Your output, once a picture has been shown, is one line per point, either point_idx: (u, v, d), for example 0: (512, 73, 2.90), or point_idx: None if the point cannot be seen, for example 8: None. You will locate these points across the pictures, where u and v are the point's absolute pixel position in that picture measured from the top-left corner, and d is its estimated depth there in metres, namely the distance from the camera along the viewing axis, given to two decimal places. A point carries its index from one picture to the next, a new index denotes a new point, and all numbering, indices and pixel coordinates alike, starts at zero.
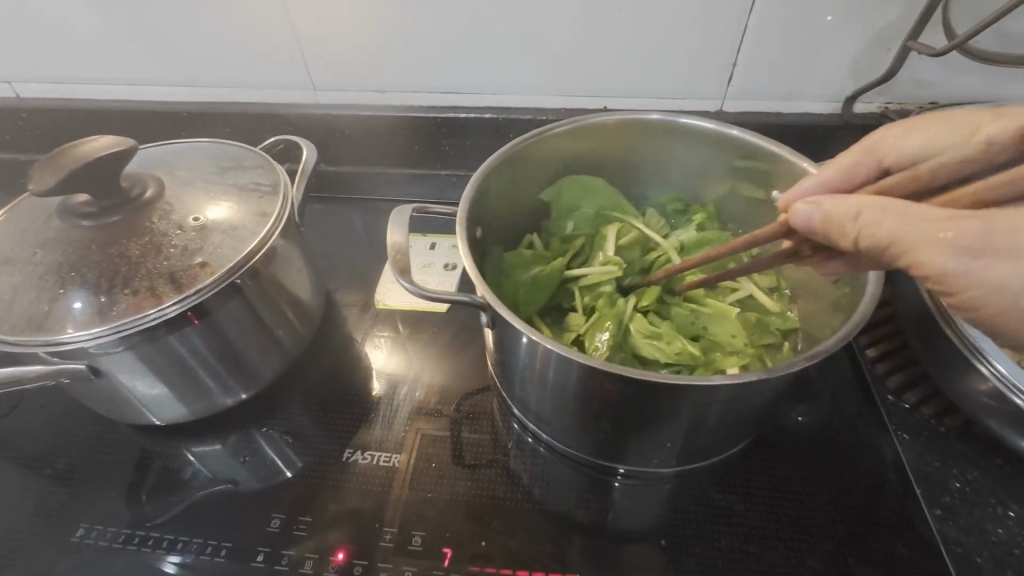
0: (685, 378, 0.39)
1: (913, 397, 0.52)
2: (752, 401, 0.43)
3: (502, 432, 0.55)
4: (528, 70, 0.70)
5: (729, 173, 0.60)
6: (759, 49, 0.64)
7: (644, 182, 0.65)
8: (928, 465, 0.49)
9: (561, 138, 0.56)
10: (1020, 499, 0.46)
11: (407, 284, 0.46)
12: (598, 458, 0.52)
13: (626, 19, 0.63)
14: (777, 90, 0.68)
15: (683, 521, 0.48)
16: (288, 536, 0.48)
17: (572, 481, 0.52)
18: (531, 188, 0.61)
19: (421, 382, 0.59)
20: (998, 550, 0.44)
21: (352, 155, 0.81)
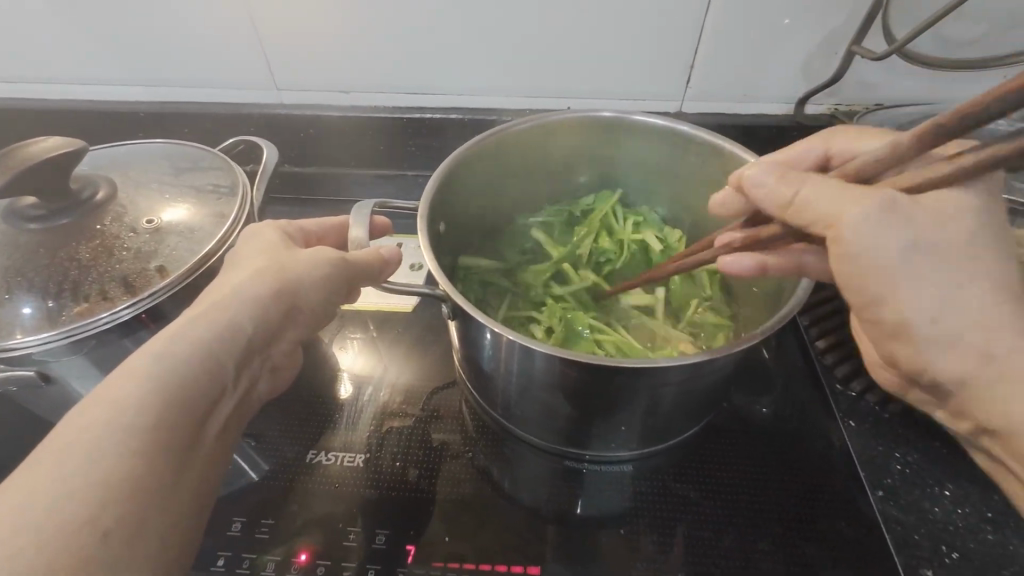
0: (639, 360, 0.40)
1: (860, 385, 0.55)
2: (705, 383, 0.45)
3: (470, 428, 0.56)
4: (493, 69, 0.70)
5: (683, 171, 0.60)
6: (715, 52, 0.66)
7: (606, 179, 0.65)
8: (875, 449, 0.51)
9: (523, 136, 0.56)
10: (955, 477, 0.49)
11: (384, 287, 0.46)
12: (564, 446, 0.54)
13: (588, 20, 0.65)
14: (733, 92, 0.70)
15: (642, 509, 0.50)
16: (250, 539, 0.47)
17: (540, 471, 0.54)
18: (494, 182, 0.60)
19: (386, 382, 0.59)
20: (935, 528, 0.46)
21: (318, 157, 0.81)
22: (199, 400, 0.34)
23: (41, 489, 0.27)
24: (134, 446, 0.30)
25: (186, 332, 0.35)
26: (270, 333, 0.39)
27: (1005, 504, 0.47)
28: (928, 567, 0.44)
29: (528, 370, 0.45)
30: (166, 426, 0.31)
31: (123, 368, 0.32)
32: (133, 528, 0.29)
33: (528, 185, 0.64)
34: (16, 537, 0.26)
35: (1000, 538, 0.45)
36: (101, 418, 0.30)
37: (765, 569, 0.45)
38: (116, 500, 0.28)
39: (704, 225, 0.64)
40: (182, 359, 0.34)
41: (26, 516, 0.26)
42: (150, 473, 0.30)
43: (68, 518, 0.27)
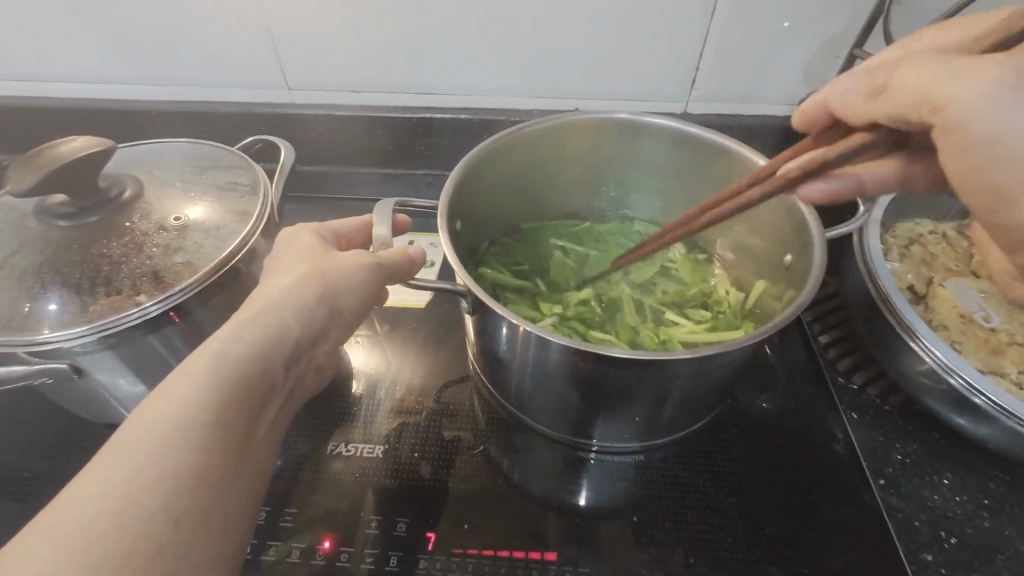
0: (654, 353, 0.41)
1: (862, 378, 0.57)
2: (714, 377, 0.47)
3: (483, 421, 0.58)
4: (504, 71, 0.72)
5: (690, 171, 0.61)
6: (721, 55, 0.68)
7: (615, 179, 0.66)
8: (876, 440, 0.53)
9: (539, 136, 0.57)
10: (953, 466, 0.51)
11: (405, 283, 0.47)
12: (576, 438, 0.55)
13: (598, 23, 0.66)
14: (737, 93, 0.72)
15: (652, 498, 0.51)
16: (274, 527, 0.49)
17: (552, 462, 0.55)
18: (507, 182, 0.61)
19: (401, 377, 0.61)
20: (934, 514, 0.48)
21: (329, 156, 0.82)
22: (254, 398, 0.35)
23: (118, 479, 0.29)
24: (198, 438, 0.31)
25: (240, 334, 0.36)
26: (314, 335, 0.41)
27: (1000, 492, 0.49)
28: (928, 551, 0.46)
29: (545, 363, 0.46)
30: (225, 423, 0.33)
31: (184, 366, 0.34)
32: (198, 518, 0.30)
33: (538, 185, 0.65)
34: (94, 527, 0.27)
35: (996, 524, 0.47)
36: (165, 413, 0.31)
37: (775, 555, 0.47)
38: (181, 491, 0.30)
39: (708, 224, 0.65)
40: (236, 358, 0.35)
41: (101, 508, 0.28)
42: (211, 468, 0.31)
43: (143, 506, 0.29)
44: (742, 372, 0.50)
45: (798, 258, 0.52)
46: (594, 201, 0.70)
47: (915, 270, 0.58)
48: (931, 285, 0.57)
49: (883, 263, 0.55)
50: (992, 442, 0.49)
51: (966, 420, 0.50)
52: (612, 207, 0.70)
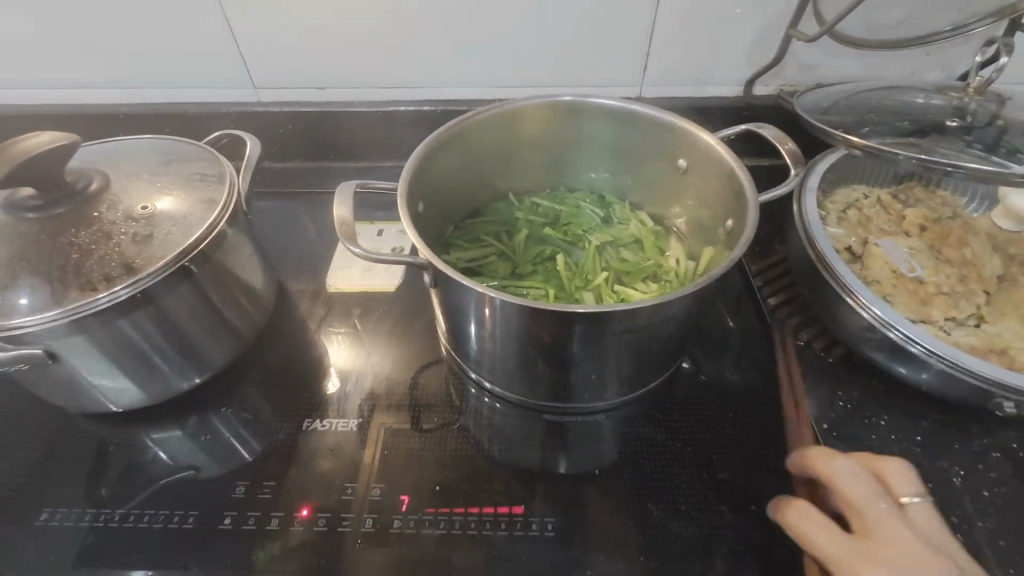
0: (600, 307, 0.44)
1: (808, 334, 0.60)
2: (664, 332, 0.50)
3: (454, 396, 0.60)
4: (464, 61, 0.74)
5: (638, 147, 0.64)
6: (668, 39, 0.72)
7: (569, 159, 0.69)
8: (821, 389, 0.56)
9: (493, 121, 0.60)
10: (889, 409, 0.54)
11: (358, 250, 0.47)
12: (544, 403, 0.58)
13: (550, 13, 0.69)
14: (687, 77, 0.76)
15: (614, 453, 0.54)
16: (252, 498, 0.52)
17: (523, 428, 0.58)
18: (464, 165, 0.64)
19: (374, 357, 0.63)
20: (872, 453, 0.52)
21: (298, 152, 0.84)
22: None
23: None
24: None
25: None
26: None
27: (932, 429, 0.53)
28: None
29: (505, 329, 0.49)
30: None
31: None
32: None
33: (495, 167, 0.67)
34: None
35: (928, 459, 0.51)
36: None
37: (725, 495, 0.50)
38: None
39: (659, 197, 0.68)
40: None
41: None
42: None
43: None
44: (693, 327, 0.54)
45: (737, 223, 0.54)
46: (551, 179, 0.72)
47: (852, 232, 0.62)
48: (866, 245, 0.60)
49: (819, 226, 0.60)
50: (923, 384, 0.53)
51: (903, 367, 0.54)
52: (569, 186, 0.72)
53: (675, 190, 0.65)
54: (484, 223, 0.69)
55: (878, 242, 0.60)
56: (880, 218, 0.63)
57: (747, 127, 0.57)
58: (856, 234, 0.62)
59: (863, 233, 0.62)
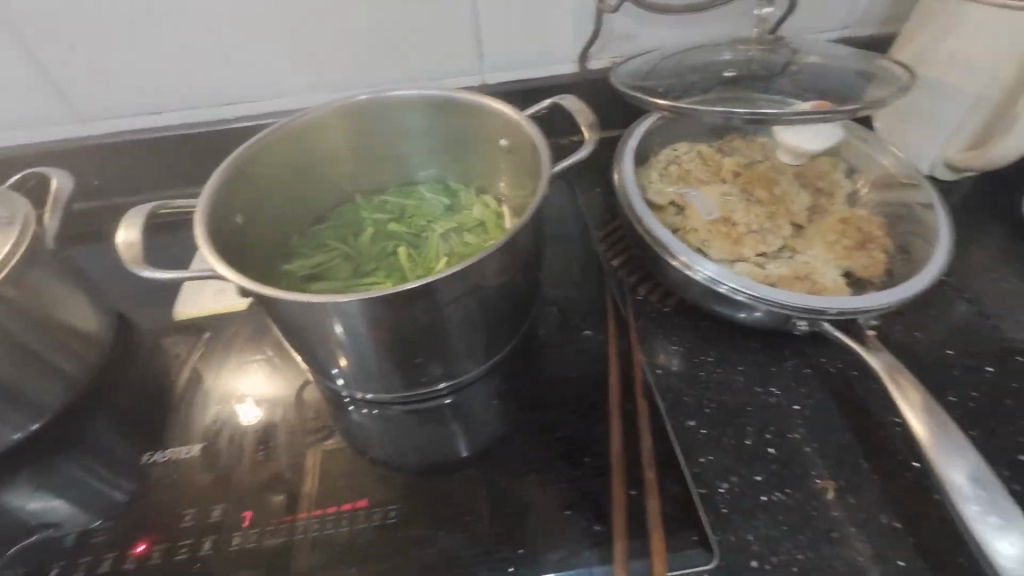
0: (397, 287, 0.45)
1: (644, 289, 0.63)
2: (480, 301, 0.51)
3: (306, 409, 0.58)
4: (296, 69, 0.74)
5: (459, 131, 0.65)
6: (490, 24, 0.74)
7: (397, 154, 0.69)
8: (656, 338, 0.59)
9: (304, 128, 0.60)
10: (716, 346, 0.58)
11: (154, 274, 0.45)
12: (408, 395, 0.58)
13: (367, 11, 0.70)
14: (521, 60, 0.78)
15: (472, 429, 0.55)
16: (86, 540, 0.49)
17: (398, 423, 0.57)
18: (285, 176, 0.63)
19: (223, 381, 0.61)
20: (700, 389, 0.54)
21: (139, 181, 0.80)
22: None
23: None
24: None
25: None
26: None
27: (753, 359, 0.57)
28: (693, 419, 0.52)
29: (325, 326, 0.49)
30: None
31: None
32: None
33: (323, 173, 0.67)
34: None
35: (747, 384, 0.55)
36: None
37: (566, 448, 0.51)
38: None
39: (491, 176, 0.69)
40: None
41: None
42: None
43: None
44: (513, 293, 0.55)
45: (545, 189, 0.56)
46: (389, 177, 0.72)
47: (673, 186, 0.65)
48: (684, 198, 0.64)
49: (631, 186, 0.63)
50: (752, 323, 0.57)
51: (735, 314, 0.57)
52: (410, 180, 0.73)
53: (502, 166, 0.66)
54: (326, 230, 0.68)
55: (688, 196, 0.64)
56: (698, 170, 0.67)
57: (553, 99, 0.59)
58: (677, 188, 0.65)
59: (683, 186, 0.66)
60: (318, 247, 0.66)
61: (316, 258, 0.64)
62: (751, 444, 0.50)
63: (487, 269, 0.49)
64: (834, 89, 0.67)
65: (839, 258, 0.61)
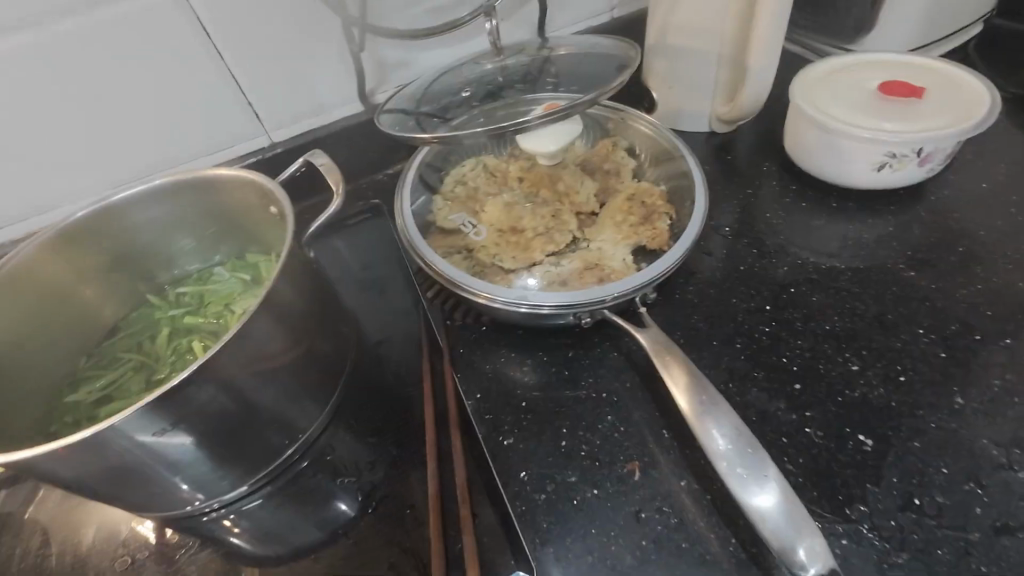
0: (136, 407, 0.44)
1: (459, 314, 0.63)
2: (254, 388, 0.50)
3: (142, 541, 0.56)
4: (60, 180, 0.69)
5: (220, 205, 0.63)
6: (255, 84, 0.72)
7: (173, 244, 0.67)
8: (474, 360, 0.59)
9: (43, 252, 0.57)
10: (532, 352, 0.59)
11: None
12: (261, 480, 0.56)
13: (109, 106, 0.66)
14: (303, 109, 0.76)
15: (321, 510, 0.55)
16: None
17: (257, 521, 0.55)
18: (47, 306, 0.60)
19: (45, 541, 0.58)
20: (516, 404, 0.55)
21: None
22: None
23: None
24: None
25: None
26: None
27: (565, 357, 0.58)
28: (509, 436, 0.52)
29: (94, 467, 0.46)
30: None
31: None
32: None
33: (96, 286, 0.64)
34: None
35: (563, 384, 0.56)
36: None
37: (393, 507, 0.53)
38: None
39: (273, 242, 0.67)
40: None
41: None
42: None
43: None
44: (294, 369, 0.55)
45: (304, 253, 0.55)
46: (178, 269, 0.69)
47: (462, 208, 0.66)
48: (473, 220, 0.65)
49: (411, 226, 0.63)
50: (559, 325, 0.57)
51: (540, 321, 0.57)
52: (203, 264, 0.70)
53: (276, 229, 0.64)
54: (116, 344, 0.63)
55: (475, 217, 0.65)
56: (485, 186, 0.68)
57: (302, 159, 0.58)
58: (467, 210, 0.66)
59: (472, 206, 0.67)
60: (111, 360, 0.62)
61: (103, 374, 0.60)
62: (566, 446, 0.51)
63: (247, 360, 0.49)
64: (589, 80, 0.68)
65: (627, 237, 0.63)
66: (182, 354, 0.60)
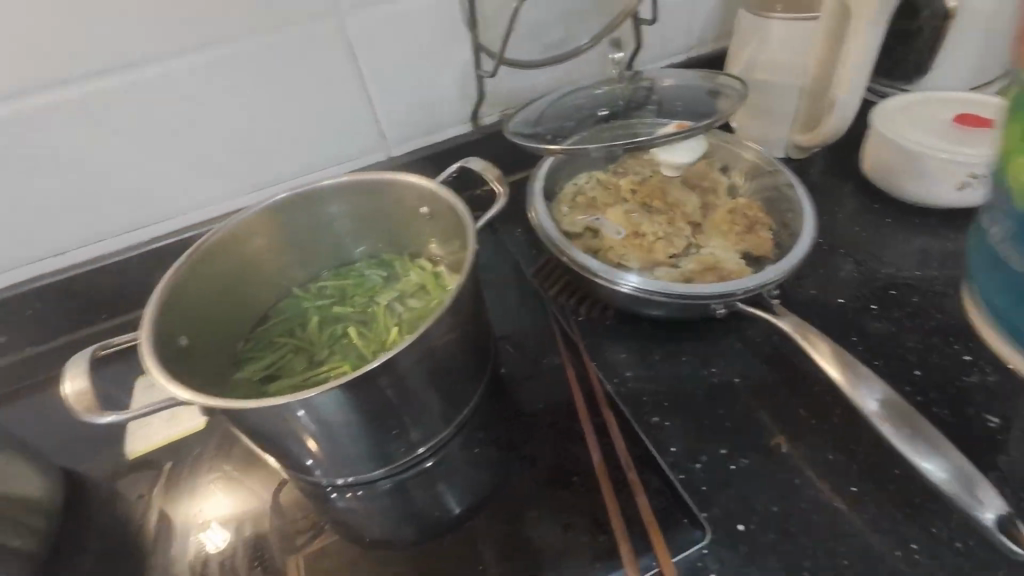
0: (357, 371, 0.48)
1: (585, 309, 0.68)
2: (439, 360, 0.54)
3: (298, 513, 0.57)
4: (212, 180, 0.76)
5: (376, 208, 0.69)
6: (388, 102, 0.79)
7: (321, 242, 0.72)
8: (607, 350, 0.64)
9: (227, 238, 0.62)
10: (660, 344, 0.64)
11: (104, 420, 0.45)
12: (393, 466, 0.58)
13: (267, 115, 0.74)
14: (423, 128, 0.84)
15: (462, 486, 0.57)
16: None
17: (394, 500, 0.57)
18: (220, 291, 0.65)
19: (196, 513, 0.58)
20: (655, 389, 0.60)
21: (57, 327, 0.76)
22: None
23: None
24: None
25: None
26: None
27: (692, 348, 0.63)
28: (655, 416, 0.57)
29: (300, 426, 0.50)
30: None
31: None
32: None
33: (254, 277, 0.69)
34: None
35: (696, 372, 0.60)
36: None
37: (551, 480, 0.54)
38: None
39: (415, 240, 0.72)
40: None
41: None
42: None
43: None
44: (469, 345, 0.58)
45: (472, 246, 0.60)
46: (318, 265, 0.74)
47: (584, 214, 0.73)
48: (597, 225, 0.72)
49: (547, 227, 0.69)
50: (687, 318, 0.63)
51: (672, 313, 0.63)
52: (341, 263, 0.75)
53: (424, 229, 0.70)
54: (270, 331, 0.68)
55: (598, 222, 0.72)
56: (602, 196, 0.75)
57: (460, 163, 0.65)
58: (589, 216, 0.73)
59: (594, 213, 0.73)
60: (268, 345, 0.67)
61: (266, 357, 0.65)
62: (711, 424, 0.56)
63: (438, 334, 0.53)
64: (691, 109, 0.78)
65: (736, 244, 0.70)
66: (340, 340, 0.65)
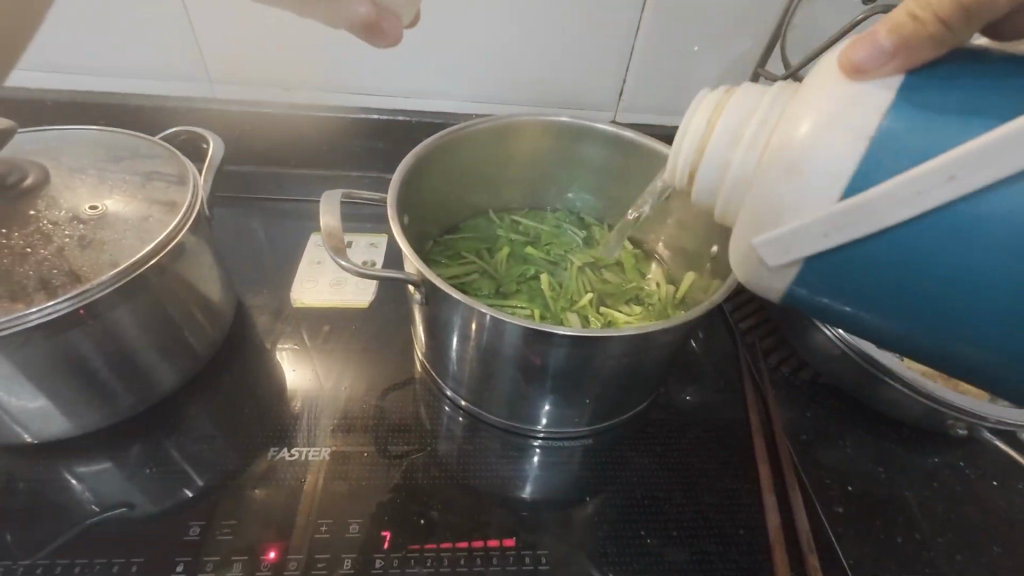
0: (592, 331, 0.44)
1: (777, 358, 0.62)
2: (645, 359, 0.49)
3: (431, 434, 0.56)
4: (446, 74, 0.72)
5: (616, 170, 0.65)
6: (643, 64, 0.70)
7: (538, 179, 0.69)
8: (792, 414, 0.59)
9: (476, 140, 0.60)
10: (852, 432, 0.58)
11: (342, 262, 0.48)
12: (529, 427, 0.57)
13: (529, 31, 0.68)
14: (658, 104, 0.74)
15: (600, 478, 0.54)
16: (209, 539, 0.48)
17: (522, 458, 0.56)
18: (441, 188, 0.63)
19: (334, 391, 0.58)
20: (841, 476, 0.54)
21: (257, 157, 0.78)
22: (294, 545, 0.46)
23: None
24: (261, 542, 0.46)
25: None
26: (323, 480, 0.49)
27: (888, 451, 0.56)
28: (839, 505, 0.52)
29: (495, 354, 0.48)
30: None
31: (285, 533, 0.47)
32: None
33: (470, 187, 0.67)
34: None
35: (888, 478, 0.54)
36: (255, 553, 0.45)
37: (712, 520, 0.51)
38: None
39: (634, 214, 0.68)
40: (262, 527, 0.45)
41: None
42: None
43: None
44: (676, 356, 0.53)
45: (722, 250, 0.55)
46: (523, 199, 0.72)
47: None
48: None
49: None
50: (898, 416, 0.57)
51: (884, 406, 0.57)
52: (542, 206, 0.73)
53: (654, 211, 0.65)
54: (462, 244, 0.68)
55: None
56: None
57: None
58: None
59: None
60: (457, 257, 0.67)
61: (456, 269, 0.65)
62: (902, 541, 0.50)
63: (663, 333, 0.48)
64: None
65: None
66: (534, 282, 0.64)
